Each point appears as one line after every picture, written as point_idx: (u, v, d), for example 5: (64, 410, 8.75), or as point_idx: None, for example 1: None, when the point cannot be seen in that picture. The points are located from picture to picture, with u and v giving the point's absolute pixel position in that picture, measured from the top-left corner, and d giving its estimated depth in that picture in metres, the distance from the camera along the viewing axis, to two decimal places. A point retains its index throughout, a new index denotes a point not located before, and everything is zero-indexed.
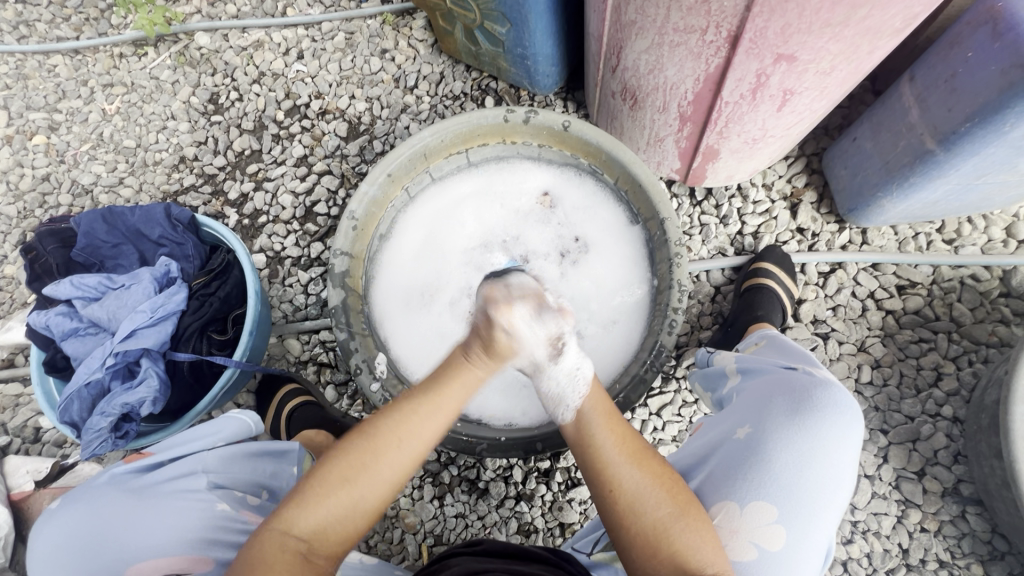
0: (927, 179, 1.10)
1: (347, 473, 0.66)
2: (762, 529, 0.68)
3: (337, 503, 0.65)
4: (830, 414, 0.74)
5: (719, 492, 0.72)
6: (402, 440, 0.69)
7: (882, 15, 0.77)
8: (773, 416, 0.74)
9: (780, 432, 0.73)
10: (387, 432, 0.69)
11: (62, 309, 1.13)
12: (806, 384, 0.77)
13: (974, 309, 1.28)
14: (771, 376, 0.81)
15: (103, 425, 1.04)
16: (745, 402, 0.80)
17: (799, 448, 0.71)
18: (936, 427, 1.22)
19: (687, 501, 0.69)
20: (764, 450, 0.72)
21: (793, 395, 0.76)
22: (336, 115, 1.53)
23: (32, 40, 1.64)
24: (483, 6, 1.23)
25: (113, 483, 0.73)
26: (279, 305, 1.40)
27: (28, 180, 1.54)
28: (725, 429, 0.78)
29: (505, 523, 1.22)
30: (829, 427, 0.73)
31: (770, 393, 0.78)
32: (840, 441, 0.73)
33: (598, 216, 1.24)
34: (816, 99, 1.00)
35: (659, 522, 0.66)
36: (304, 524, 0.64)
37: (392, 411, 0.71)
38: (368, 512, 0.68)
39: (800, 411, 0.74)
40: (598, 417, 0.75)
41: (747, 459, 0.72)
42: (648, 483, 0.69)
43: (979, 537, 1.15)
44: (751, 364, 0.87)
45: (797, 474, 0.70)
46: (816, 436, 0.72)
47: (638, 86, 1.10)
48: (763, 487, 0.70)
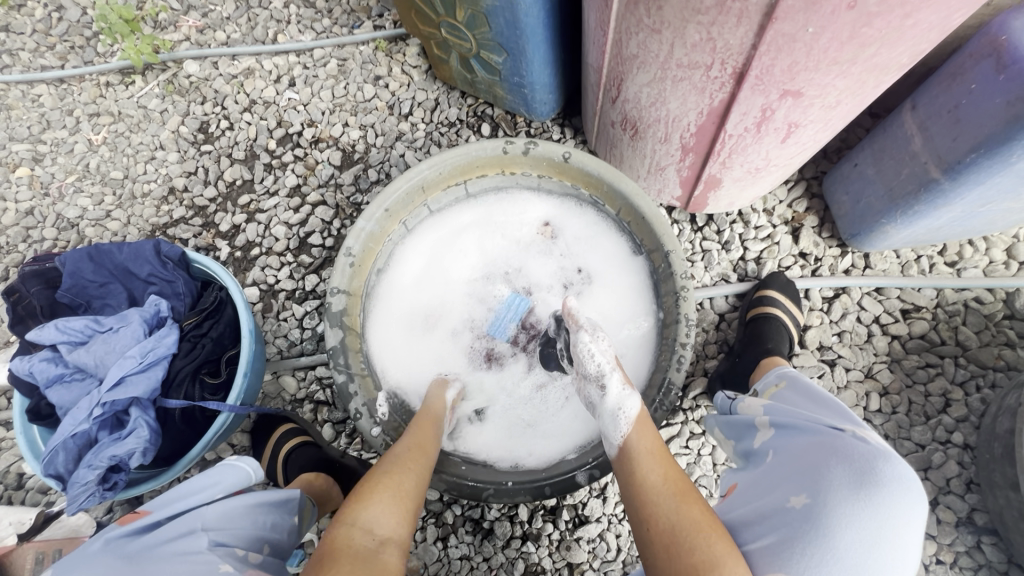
0: (932, 208, 1.09)
1: (385, 468, 0.83)
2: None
3: (386, 492, 0.79)
4: (896, 488, 0.63)
5: (771, 564, 0.64)
6: (412, 447, 0.89)
7: (890, 52, 0.76)
8: (832, 485, 0.66)
9: (839, 504, 0.64)
10: (401, 444, 0.89)
11: (46, 355, 1.09)
12: (867, 449, 0.68)
13: (980, 333, 1.27)
14: (818, 435, 0.73)
15: (89, 478, 0.99)
16: (797, 465, 0.72)
17: (863, 523, 0.62)
18: (947, 454, 1.20)
19: (726, 549, 0.65)
20: (820, 524, 0.63)
21: (851, 463, 0.67)
22: (329, 143, 1.50)
23: (16, 69, 1.60)
24: (479, 37, 1.21)
25: (107, 550, 0.69)
26: (274, 340, 1.36)
27: (11, 214, 1.49)
28: (779, 496, 0.70)
29: (512, 565, 1.18)
30: (898, 501, 0.63)
31: (824, 460, 0.69)
32: (911, 517, 0.63)
33: (601, 246, 1.22)
34: (821, 131, 0.99)
35: (692, 563, 0.64)
36: (369, 513, 0.75)
37: (399, 441, 0.91)
38: (411, 502, 0.81)
39: (862, 481, 0.65)
40: (649, 462, 0.81)
41: (803, 533, 0.64)
42: (687, 522, 0.69)
43: (996, 568, 1.13)
44: (785, 419, 0.81)
45: (859, 554, 0.61)
46: (882, 512, 0.62)
47: (639, 118, 1.08)
48: (822, 564, 0.61)
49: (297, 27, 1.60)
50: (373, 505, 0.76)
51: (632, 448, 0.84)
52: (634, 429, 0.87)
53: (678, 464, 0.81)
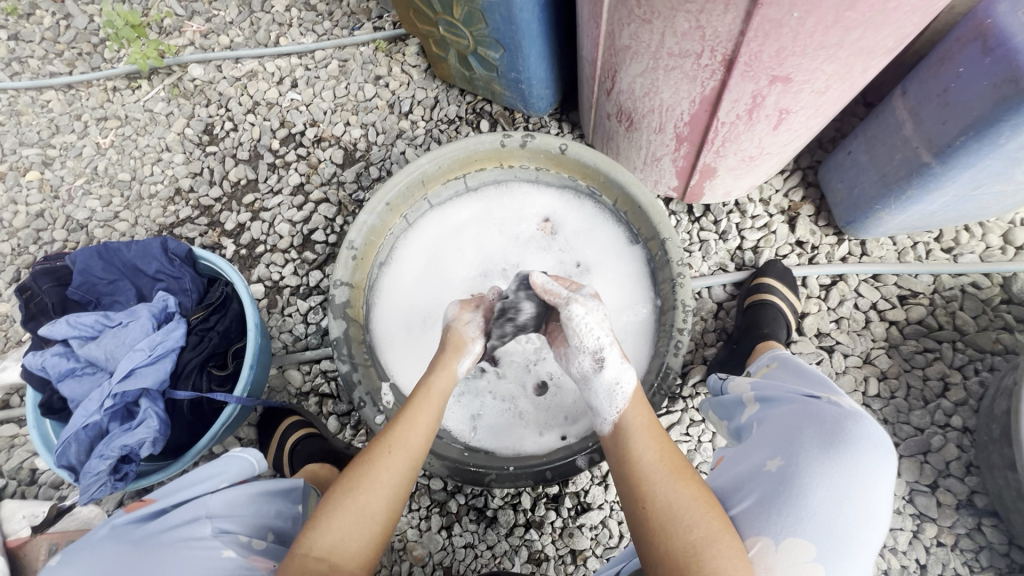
0: (925, 191, 1.10)
1: (351, 485, 0.76)
2: (799, 568, 0.64)
3: (346, 516, 0.73)
4: (862, 445, 0.69)
5: (753, 526, 0.68)
6: (391, 450, 0.80)
7: (875, 35, 0.78)
8: (805, 448, 0.70)
9: (813, 464, 0.69)
10: (376, 448, 0.80)
11: (58, 349, 1.12)
12: (837, 412, 0.74)
13: (977, 317, 1.28)
14: (796, 403, 0.78)
15: (101, 467, 1.02)
16: (774, 431, 0.76)
17: (834, 481, 0.67)
18: (946, 438, 1.21)
19: (723, 528, 0.67)
20: (796, 483, 0.68)
21: (823, 426, 0.72)
22: (331, 142, 1.53)
23: (25, 76, 1.64)
24: (476, 33, 1.24)
25: (111, 539, 0.71)
26: (279, 335, 1.38)
27: (22, 217, 1.52)
28: (756, 460, 0.74)
29: (516, 552, 1.20)
30: (867, 458, 0.69)
31: (799, 425, 0.74)
32: (875, 472, 0.68)
33: (599, 238, 1.24)
34: (812, 117, 1.00)
35: (691, 543, 0.66)
36: (323, 540, 0.71)
37: (378, 439, 0.82)
38: (380, 519, 0.75)
39: (833, 443, 0.70)
40: (643, 437, 0.81)
41: (780, 494, 0.68)
42: (683, 500, 0.70)
43: (997, 550, 1.14)
44: (768, 391, 0.84)
45: (833, 509, 0.66)
46: (851, 469, 0.67)
47: (633, 109, 1.10)
48: (797, 523, 0.66)
49: (299, 29, 1.63)
50: (329, 533, 0.72)
51: (627, 426, 0.83)
52: (629, 405, 0.86)
53: (672, 441, 0.81)
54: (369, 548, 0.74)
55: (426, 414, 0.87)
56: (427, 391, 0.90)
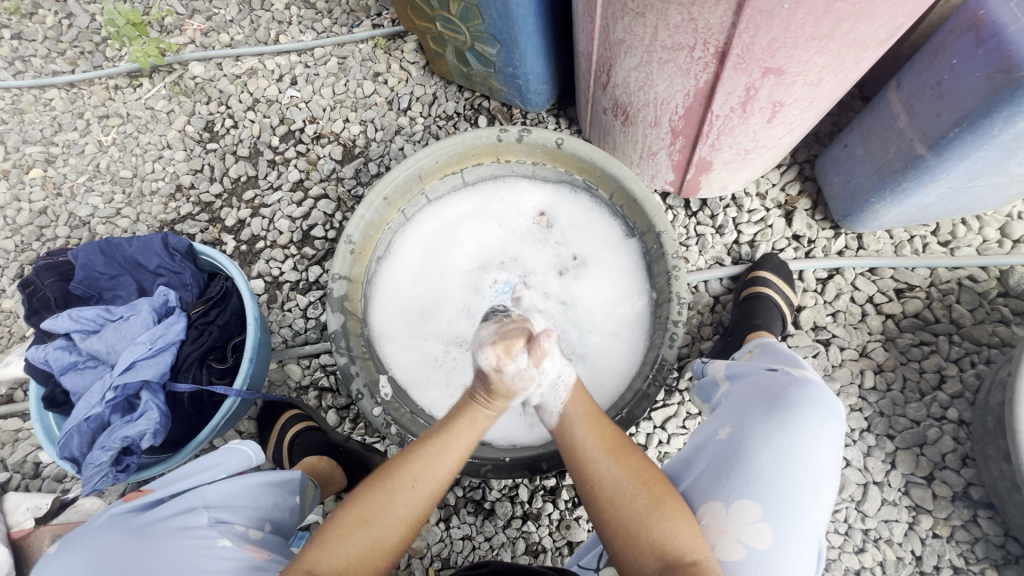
0: (920, 184, 1.10)
1: (366, 512, 0.71)
2: (750, 528, 0.70)
3: (357, 543, 0.69)
4: (804, 410, 0.76)
5: (706, 491, 0.74)
6: (416, 482, 0.74)
7: (866, 26, 0.78)
8: (751, 416, 0.77)
9: (758, 430, 0.75)
10: (401, 476, 0.74)
11: (61, 343, 1.13)
12: (784, 384, 0.80)
13: (974, 310, 1.28)
14: (753, 378, 0.85)
15: (103, 459, 1.04)
16: (730, 405, 0.82)
17: (778, 445, 0.73)
18: (943, 430, 1.21)
19: (664, 494, 0.72)
20: (744, 449, 0.74)
21: (771, 394, 0.79)
22: (331, 139, 1.54)
23: (28, 74, 1.65)
24: (473, 29, 1.25)
25: (110, 524, 0.72)
26: (279, 330, 1.39)
27: (25, 214, 1.54)
28: (710, 430, 0.81)
29: (513, 544, 1.21)
30: (808, 422, 0.75)
31: (749, 396, 0.80)
32: (818, 435, 0.75)
33: (595, 232, 1.25)
34: (806, 110, 1.01)
35: (636, 515, 0.71)
36: (330, 565, 0.67)
37: (402, 462, 0.75)
38: (388, 550, 0.71)
39: (776, 410, 0.76)
40: (582, 421, 0.83)
41: (729, 459, 0.75)
42: (624, 477, 0.74)
43: (993, 541, 1.14)
44: (737, 369, 0.90)
45: (778, 471, 0.72)
46: (792, 434, 0.74)
47: (629, 103, 1.11)
48: (747, 486, 0.72)
49: (299, 27, 1.64)
50: (336, 560, 0.68)
51: (564, 416, 0.85)
52: (570, 396, 0.86)
53: (609, 420, 0.85)
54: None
55: (459, 444, 0.80)
56: (465, 420, 0.82)
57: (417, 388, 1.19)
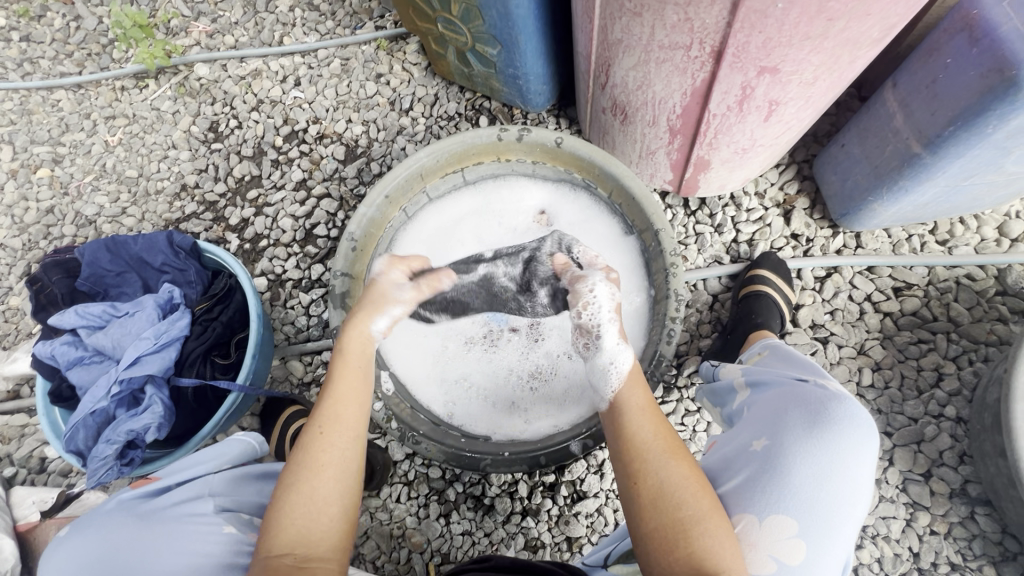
0: (917, 182, 1.11)
1: (295, 480, 0.73)
2: (781, 543, 0.71)
3: (298, 508, 0.71)
4: (845, 427, 0.77)
5: (740, 504, 0.75)
6: (324, 432, 0.76)
7: (859, 25, 0.79)
8: (788, 430, 0.77)
9: (795, 445, 0.75)
10: (308, 434, 0.76)
11: (67, 339, 1.15)
12: (820, 397, 0.80)
13: (972, 309, 1.29)
14: (785, 388, 0.85)
15: (108, 452, 1.05)
16: (762, 414, 0.83)
17: (815, 462, 0.74)
18: (940, 428, 1.22)
19: (713, 506, 0.71)
20: (781, 464, 0.75)
21: (808, 408, 0.79)
22: (333, 139, 1.56)
23: (36, 76, 1.67)
24: (474, 30, 1.26)
25: (119, 509, 0.74)
26: (282, 327, 1.41)
27: (32, 213, 1.56)
28: (742, 441, 0.81)
29: (513, 539, 1.22)
30: (846, 440, 0.76)
31: (785, 407, 0.81)
32: (857, 453, 0.76)
33: (595, 229, 1.25)
34: (802, 108, 1.02)
35: (683, 520, 0.70)
36: (284, 537, 0.69)
37: (308, 424, 0.78)
38: (337, 505, 0.73)
39: (815, 425, 0.77)
40: (637, 414, 0.83)
41: (765, 473, 0.75)
42: (675, 478, 0.73)
43: (990, 538, 1.15)
44: (763, 377, 0.90)
45: (814, 488, 0.73)
46: (831, 451, 0.75)
47: (627, 103, 1.12)
48: (782, 501, 0.73)
49: (302, 29, 1.66)
50: (287, 528, 0.69)
51: (626, 407, 0.84)
52: (626, 384, 0.88)
53: (668, 419, 0.83)
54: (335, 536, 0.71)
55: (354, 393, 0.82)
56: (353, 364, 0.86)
57: (417, 384, 1.20)
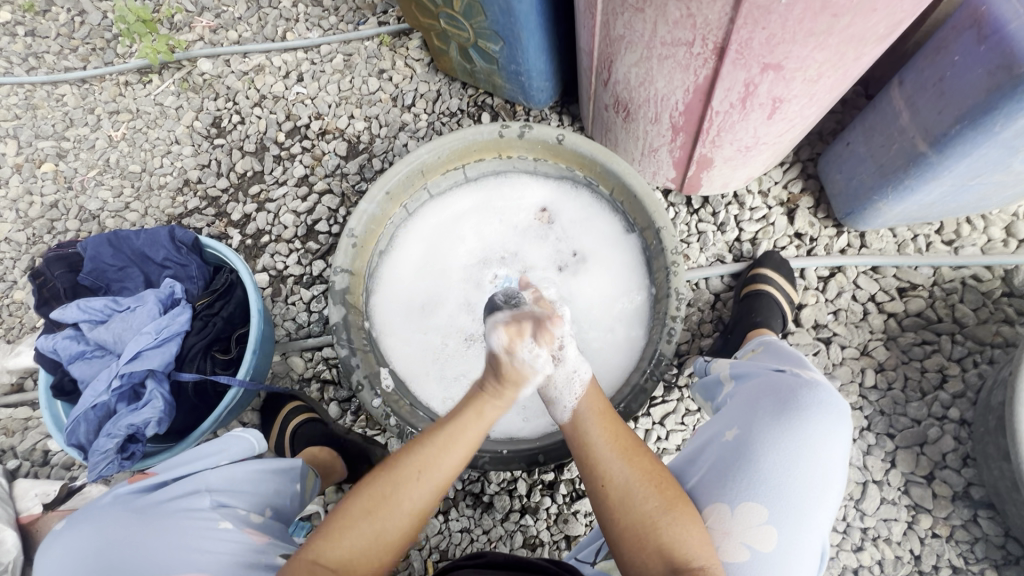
0: (923, 182, 1.10)
1: (369, 504, 0.70)
2: (754, 530, 0.70)
3: (361, 533, 0.69)
4: (814, 414, 0.77)
5: (711, 493, 0.74)
6: (421, 474, 0.72)
7: (865, 22, 0.78)
8: (759, 419, 0.77)
9: (764, 433, 0.75)
10: (407, 467, 0.72)
11: (69, 333, 1.15)
12: (792, 385, 0.81)
13: (977, 310, 1.27)
14: (760, 379, 0.85)
15: (109, 446, 1.06)
16: (736, 405, 0.83)
17: (786, 449, 0.74)
18: (943, 430, 1.21)
19: (676, 498, 0.72)
20: (752, 451, 0.74)
21: (778, 396, 0.79)
22: (335, 135, 1.56)
23: (41, 71, 1.68)
24: (476, 25, 1.26)
25: (115, 503, 0.73)
26: (282, 323, 1.41)
27: (37, 207, 1.57)
28: (715, 431, 0.81)
29: (511, 537, 1.22)
30: (816, 426, 0.76)
31: (757, 397, 0.81)
32: (827, 439, 0.76)
33: (595, 227, 1.26)
34: (807, 106, 1.01)
35: (649, 515, 0.70)
36: (335, 554, 0.67)
37: (409, 454, 0.74)
38: (391, 540, 0.71)
39: (785, 413, 0.77)
40: (595, 418, 0.81)
41: (736, 461, 0.75)
42: (637, 477, 0.73)
43: (993, 541, 1.14)
44: (744, 369, 0.90)
45: (785, 475, 0.73)
46: (802, 438, 0.74)
47: (630, 99, 1.11)
48: (753, 488, 0.72)
49: (305, 24, 1.66)
50: (343, 547, 0.68)
51: (577, 408, 0.83)
52: (584, 390, 0.84)
53: (622, 419, 0.83)
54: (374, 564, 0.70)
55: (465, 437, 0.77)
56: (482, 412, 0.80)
57: (417, 381, 1.20)
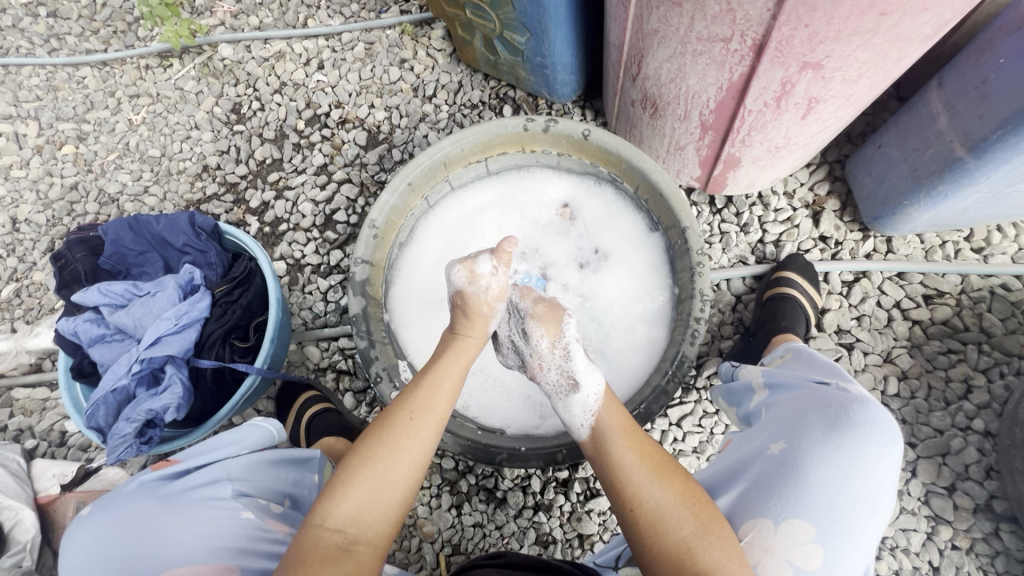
0: (957, 187, 1.07)
1: (368, 461, 0.72)
2: (798, 548, 0.69)
3: (369, 491, 0.70)
4: (867, 432, 0.75)
5: (755, 510, 0.73)
6: (415, 417, 0.77)
7: (913, 21, 0.76)
8: (807, 433, 0.76)
9: (813, 448, 0.74)
10: (398, 416, 0.76)
11: (89, 316, 1.16)
12: (840, 399, 0.79)
13: (1006, 320, 1.25)
14: (805, 391, 0.83)
15: (128, 430, 1.06)
16: (781, 416, 0.81)
17: (834, 465, 0.72)
18: (967, 441, 1.19)
19: (711, 518, 0.70)
20: (799, 468, 0.73)
21: (828, 410, 0.77)
22: (355, 124, 1.55)
23: (62, 52, 1.68)
24: (503, 16, 1.23)
25: (140, 492, 0.73)
26: (299, 312, 1.41)
27: (56, 189, 1.57)
28: (760, 444, 0.79)
29: (524, 534, 1.22)
30: (866, 443, 0.74)
31: (804, 410, 0.79)
32: (879, 458, 0.74)
33: (619, 225, 1.24)
34: (842, 107, 0.99)
35: (682, 539, 0.68)
36: (344, 513, 0.68)
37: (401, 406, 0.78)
38: (400, 497, 0.72)
39: (836, 428, 0.75)
40: (621, 439, 0.80)
41: (783, 477, 0.73)
42: (669, 499, 0.71)
43: (1014, 555, 1.12)
44: (782, 378, 0.89)
45: (833, 493, 0.71)
46: (852, 455, 0.73)
47: (659, 95, 1.09)
48: (800, 506, 0.71)
49: (326, 11, 1.64)
50: (348, 503, 0.69)
51: (600, 426, 0.83)
52: (603, 406, 0.85)
53: (651, 438, 0.81)
54: (386, 526, 0.70)
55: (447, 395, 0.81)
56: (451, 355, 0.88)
57: None
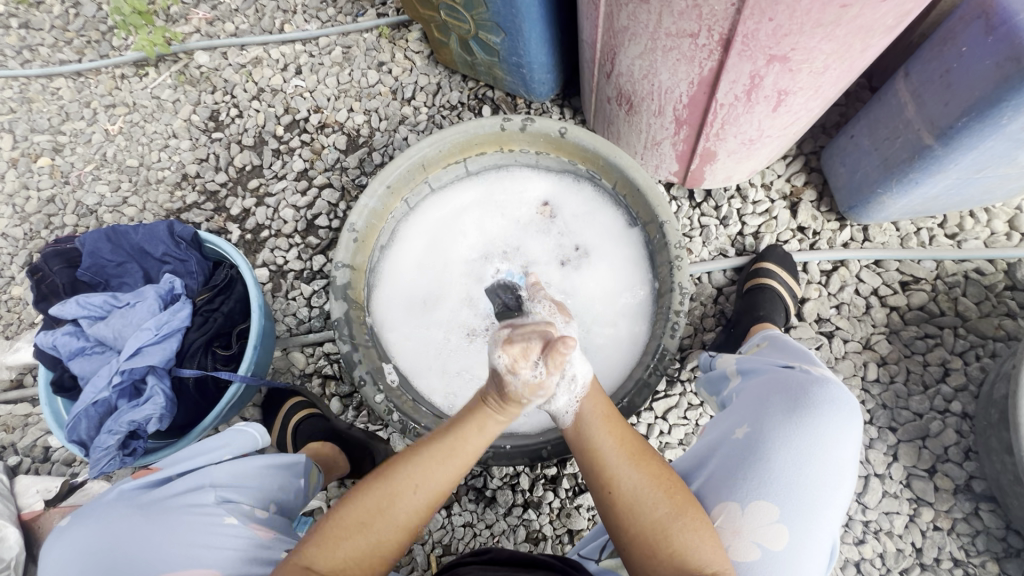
0: (927, 175, 1.09)
1: (366, 517, 0.68)
2: (765, 529, 0.70)
3: (357, 541, 0.67)
4: (829, 411, 0.77)
5: (720, 494, 0.74)
6: (424, 478, 0.70)
7: (873, 13, 0.77)
8: (770, 417, 0.77)
9: (777, 432, 0.75)
10: (402, 480, 0.69)
11: (68, 328, 1.15)
12: (804, 382, 0.80)
13: (980, 303, 1.27)
14: (768, 375, 0.85)
15: (111, 442, 1.06)
16: (746, 401, 0.83)
17: (798, 445, 0.74)
18: (946, 423, 1.21)
19: (685, 502, 0.70)
20: (763, 449, 0.74)
21: (789, 393, 0.79)
22: (335, 128, 1.54)
23: (36, 64, 1.66)
24: (477, 17, 1.24)
25: (120, 499, 0.73)
26: (283, 318, 1.41)
27: (33, 203, 1.55)
28: (725, 429, 0.81)
29: (514, 531, 1.22)
30: (828, 424, 0.76)
31: (767, 393, 0.81)
32: (839, 435, 0.75)
33: (598, 221, 1.25)
34: (811, 99, 1.00)
35: (658, 521, 0.68)
36: (329, 563, 0.65)
37: (409, 459, 0.71)
38: (391, 546, 0.69)
39: (797, 409, 0.77)
40: (600, 420, 0.77)
41: (747, 459, 0.75)
42: (645, 484, 0.71)
43: (994, 533, 1.15)
44: (751, 365, 0.91)
45: (795, 474, 0.73)
46: (812, 435, 0.75)
47: (633, 92, 1.10)
48: (763, 487, 0.72)
49: (303, 16, 1.63)
50: (336, 554, 0.66)
51: (582, 413, 0.79)
52: (588, 394, 0.80)
53: (628, 423, 0.79)
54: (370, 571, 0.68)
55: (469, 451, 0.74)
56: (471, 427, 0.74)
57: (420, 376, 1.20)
